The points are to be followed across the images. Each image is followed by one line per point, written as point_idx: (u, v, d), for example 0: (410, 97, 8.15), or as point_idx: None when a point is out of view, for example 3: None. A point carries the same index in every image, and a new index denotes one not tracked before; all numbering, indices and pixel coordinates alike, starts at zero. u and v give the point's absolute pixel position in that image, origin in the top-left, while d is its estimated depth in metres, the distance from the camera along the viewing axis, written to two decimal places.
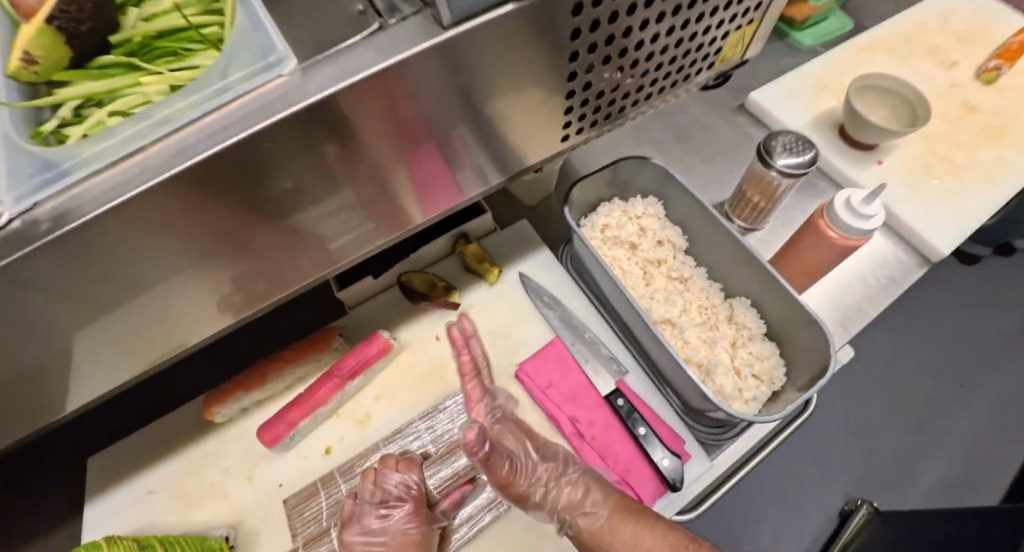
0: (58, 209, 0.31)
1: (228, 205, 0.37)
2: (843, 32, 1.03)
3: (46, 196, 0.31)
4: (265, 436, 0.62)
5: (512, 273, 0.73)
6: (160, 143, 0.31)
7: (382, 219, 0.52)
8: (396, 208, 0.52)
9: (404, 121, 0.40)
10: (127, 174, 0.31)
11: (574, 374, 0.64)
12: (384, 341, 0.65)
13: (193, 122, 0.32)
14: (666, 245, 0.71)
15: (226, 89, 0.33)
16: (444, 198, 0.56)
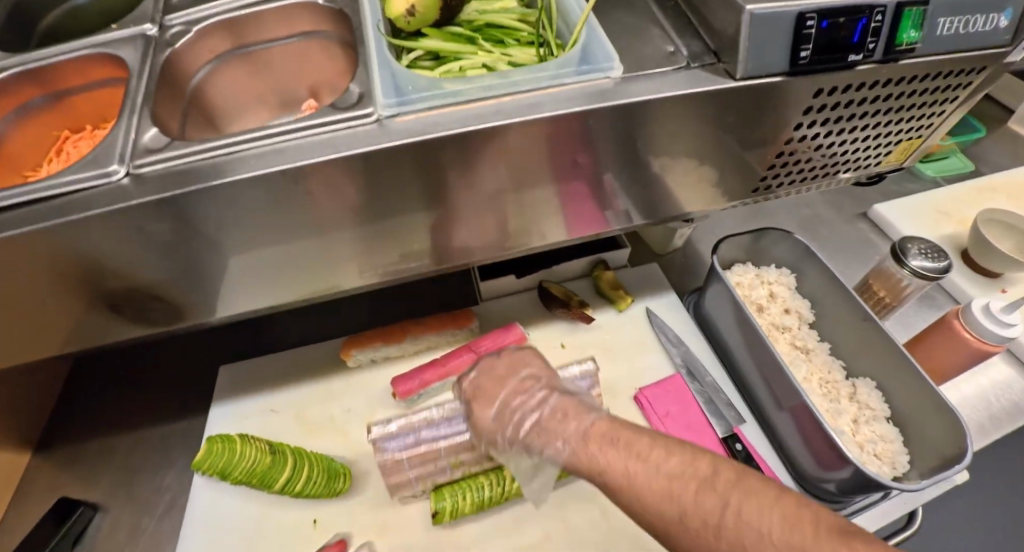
0: (414, 124, 0.40)
1: (509, 173, 0.46)
2: (962, 174, 1.03)
3: (406, 111, 0.41)
4: (400, 386, 0.67)
5: (638, 307, 0.79)
6: (512, 98, 0.41)
7: (568, 226, 0.58)
8: (583, 216, 0.57)
9: (648, 141, 0.47)
10: (469, 113, 0.41)
11: (693, 410, 0.68)
12: (521, 333, 0.71)
13: (522, 93, 0.42)
14: (793, 314, 0.75)
15: (565, 75, 0.42)
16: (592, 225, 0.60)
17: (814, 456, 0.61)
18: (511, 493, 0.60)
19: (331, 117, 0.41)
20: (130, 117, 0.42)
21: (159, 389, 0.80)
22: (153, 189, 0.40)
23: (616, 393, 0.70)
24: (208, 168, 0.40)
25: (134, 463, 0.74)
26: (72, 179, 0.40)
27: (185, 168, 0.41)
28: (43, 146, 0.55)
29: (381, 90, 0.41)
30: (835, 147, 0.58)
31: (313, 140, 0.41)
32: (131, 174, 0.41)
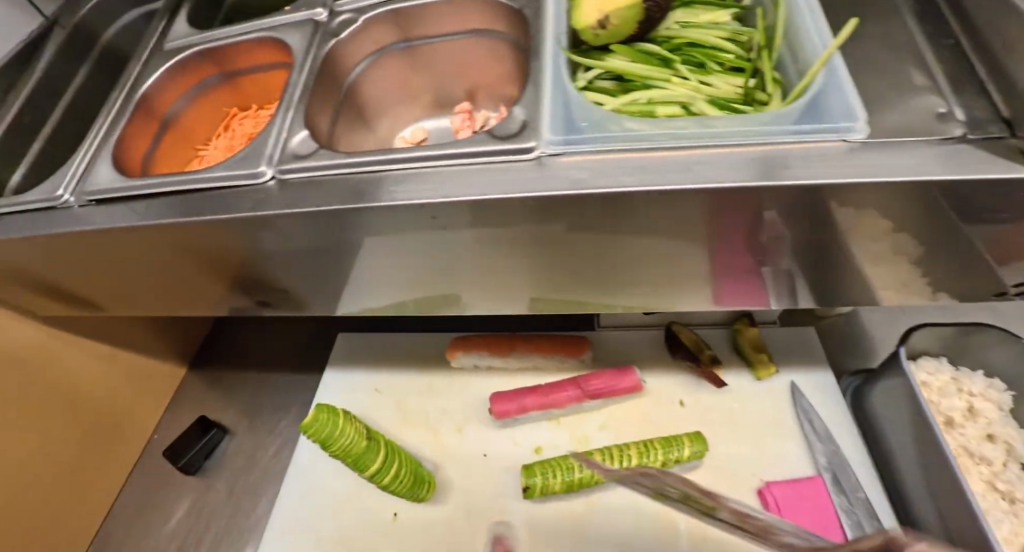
0: (583, 167, 0.35)
1: (656, 237, 0.39)
2: None
3: (577, 152, 0.36)
4: (496, 405, 0.63)
5: (782, 378, 0.67)
6: (702, 153, 0.34)
7: (716, 292, 0.49)
8: (739, 290, 0.48)
9: (871, 225, 0.36)
10: (644, 166, 0.35)
11: (831, 529, 0.55)
12: (636, 381, 0.64)
13: (714, 146, 0.35)
14: (999, 444, 0.58)
15: (776, 130, 0.35)
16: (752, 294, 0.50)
17: None
18: (669, 459, 0.58)
19: (487, 147, 0.37)
20: (283, 117, 0.44)
21: (294, 341, 0.87)
22: (292, 197, 0.40)
23: (735, 479, 0.60)
24: (345, 185, 0.39)
25: (259, 401, 0.82)
26: (223, 173, 0.43)
27: (325, 178, 0.41)
28: (212, 121, 0.60)
29: (551, 125, 0.37)
30: None
31: (454, 171, 0.38)
32: (275, 178, 0.42)
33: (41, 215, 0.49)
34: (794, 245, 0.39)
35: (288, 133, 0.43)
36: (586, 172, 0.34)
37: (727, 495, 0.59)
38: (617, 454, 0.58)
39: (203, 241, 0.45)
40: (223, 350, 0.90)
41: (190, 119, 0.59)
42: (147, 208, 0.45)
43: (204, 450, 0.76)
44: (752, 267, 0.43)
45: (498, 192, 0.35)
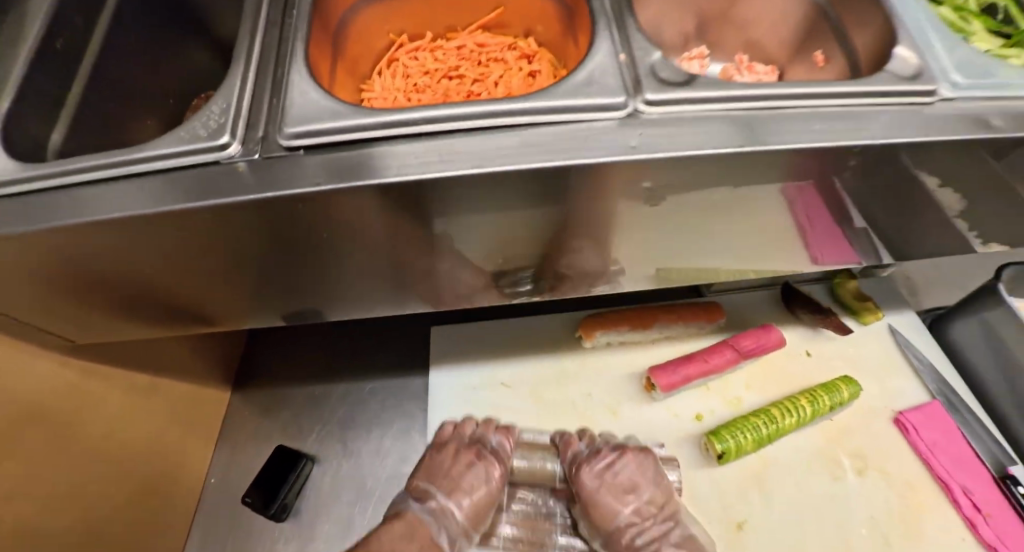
0: (980, 112, 0.37)
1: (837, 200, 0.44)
2: None
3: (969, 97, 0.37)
4: (662, 378, 0.62)
5: (880, 323, 0.73)
6: None
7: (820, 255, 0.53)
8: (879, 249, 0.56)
9: None
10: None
11: (962, 443, 0.63)
12: (780, 337, 0.66)
13: None
14: None
15: None
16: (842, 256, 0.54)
17: None
18: (834, 403, 0.61)
19: (891, 87, 0.36)
20: (611, 36, 0.36)
21: (369, 342, 0.76)
22: (661, 136, 0.32)
23: (871, 412, 0.66)
24: (726, 122, 0.33)
25: (343, 416, 0.70)
26: (570, 103, 0.32)
27: (695, 116, 0.34)
28: (372, 50, 0.44)
29: (939, 68, 0.37)
30: None
31: (846, 110, 0.35)
32: (634, 113, 0.33)
33: (203, 180, 0.32)
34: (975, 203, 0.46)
35: (637, 54, 0.35)
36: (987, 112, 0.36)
37: (871, 429, 0.64)
38: (792, 405, 0.60)
39: (494, 203, 0.35)
40: (280, 361, 0.76)
41: (358, 39, 0.42)
42: (432, 151, 0.32)
43: (298, 485, 0.64)
44: (888, 229, 0.48)
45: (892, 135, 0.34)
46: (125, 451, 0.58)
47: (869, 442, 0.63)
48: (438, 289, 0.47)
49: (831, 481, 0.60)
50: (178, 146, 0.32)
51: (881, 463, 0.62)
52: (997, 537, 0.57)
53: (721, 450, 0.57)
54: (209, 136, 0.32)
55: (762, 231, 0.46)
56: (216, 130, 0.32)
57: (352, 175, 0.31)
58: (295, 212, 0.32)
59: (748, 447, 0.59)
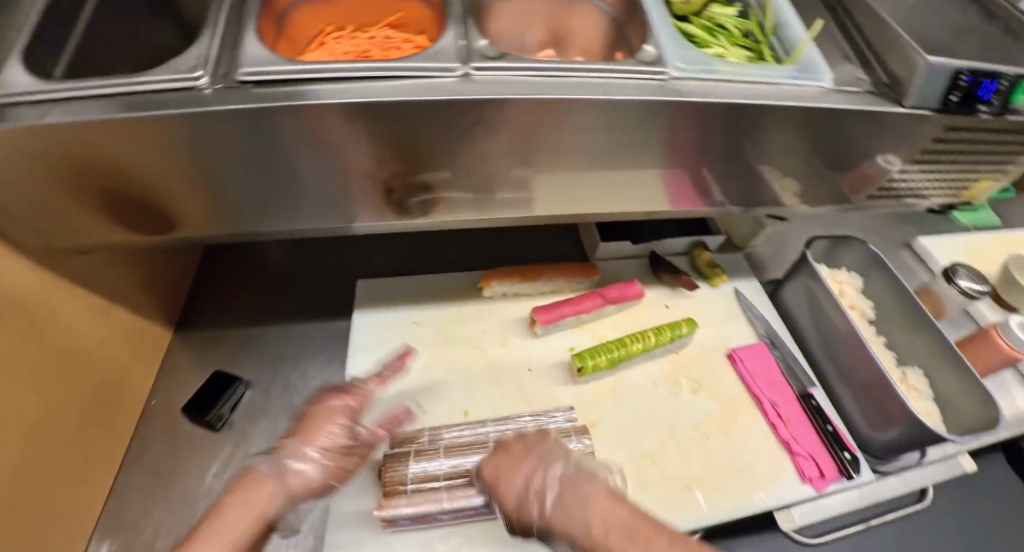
0: (705, 85, 0.61)
1: (670, 178, 0.73)
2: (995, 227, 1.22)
3: (688, 78, 0.61)
4: (541, 314, 0.77)
5: (728, 288, 0.91)
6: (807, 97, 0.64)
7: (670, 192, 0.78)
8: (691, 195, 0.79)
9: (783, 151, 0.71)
10: (732, 88, 0.62)
11: (776, 371, 0.81)
12: (640, 290, 0.82)
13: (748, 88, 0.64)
14: (858, 310, 0.89)
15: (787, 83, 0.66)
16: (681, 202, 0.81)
17: (869, 421, 0.78)
18: (674, 336, 0.79)
19: (638, 70, 0.59)
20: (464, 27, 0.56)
21: (305, 296, 0.88)
22: (481, 89, 0.53)
23: (709, 349, 0.83)
24: (526, 84, 0.55)
25: (274, 354, 0.81)
26: (418, 69, 0.54)
27: (508, 79, 0.55)
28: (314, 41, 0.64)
29: (675, 61, 0.61)
30: (923, 174, 0.81)
31: (606, 83, 0.58)
32: (464, 76, 0.54)
33: (177, 92, 0.50)
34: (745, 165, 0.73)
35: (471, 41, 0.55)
36: (693, 87, 0.60)
37: (709, 361, 0.81)
38: (639, 335, 0.77)
39: (370, 117, 0.52)
40: (220, 311, 0.87)
41: (296, 24, 0.61)
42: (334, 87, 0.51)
43: (232, 402, 0.74)
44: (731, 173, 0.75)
45: (644, 96, 0.58)
46: (94, 343, 0.67)
47: (705, 370, 0.80)
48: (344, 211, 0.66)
49: (670, 394, 0.76)
50: (160, 77, 0.50)
51: (713, 384, 0.79)
52: (791, 436, 0.74)
53: (581, 366, 0.72)
54: (187, 71, 0.50)
55: (632, 188, 0.73)
56: (193, 68, 0.51)
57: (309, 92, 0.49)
58: (233, 121, 0.50)
59: (602, 365, 0.74)
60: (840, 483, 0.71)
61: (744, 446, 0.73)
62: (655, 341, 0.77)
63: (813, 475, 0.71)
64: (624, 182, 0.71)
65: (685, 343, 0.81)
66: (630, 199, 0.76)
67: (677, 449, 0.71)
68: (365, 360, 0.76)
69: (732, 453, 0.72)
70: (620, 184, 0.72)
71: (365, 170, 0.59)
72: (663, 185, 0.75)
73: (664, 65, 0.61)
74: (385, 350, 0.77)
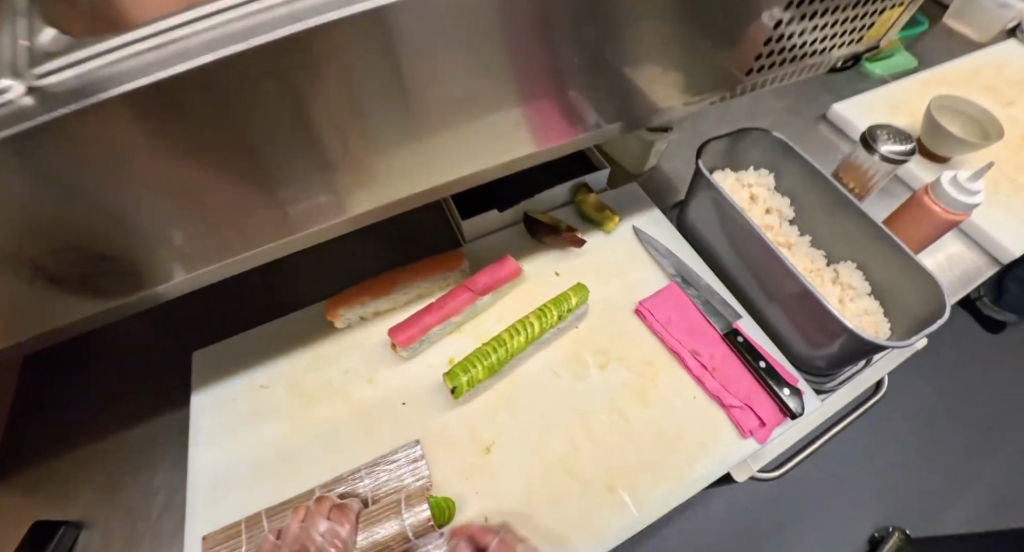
0: None
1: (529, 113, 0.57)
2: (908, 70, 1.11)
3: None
4: (399, 335, 0.63)
5: (626, 228, 0.78)
6: None
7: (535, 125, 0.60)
8: (551, 121, 0.61)
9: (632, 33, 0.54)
10: None
11: (693, 313, 0.69)
12: (515, 266, 0.69)
13: None
14: (774, 213, 0.78)
15: None
16: (553, 134, 0.63)
17: (805, 338, 0.67)
18: (563, 313, 0.65)
19: None
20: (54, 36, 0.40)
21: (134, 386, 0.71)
22: (74, 95, 0.36)
23: (617, 308, 0.70)
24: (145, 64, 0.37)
25: (109, 473, 0.65)
26: None
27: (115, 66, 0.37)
28: None
29: None
30: (814, 24, 0.66)
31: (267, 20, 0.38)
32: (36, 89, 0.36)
33: None
34: (599, 66, 0.56)
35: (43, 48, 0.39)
36: None
37: (618, 323, 0.69)
38: (520, 324, 0.63)
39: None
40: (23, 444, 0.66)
41: None
42: None
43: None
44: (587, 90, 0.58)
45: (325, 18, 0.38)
46: None
47: (614, 335, 0.68)
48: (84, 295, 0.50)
49: (575, 379, 0.64)
50: None
51: (625, 350, 0.66)
52: (720, 386, 0.63)
53: (454, 387, 0.59)
54: None
55: (465, 142, 0.56)
56: None
57: None
58: None
59: (482, 376, 0.61)
60: (784, 425, 0.61)
61: (669, 414, 0.61)
62: (541, 326, 0.64)
63: (753, 425, 0.60)
64: (444, 136, 0.53)
65: (584, 312, 0.69)
66: (473, 153, 0.58)
67: (591, 446, 0.59)
68: (209, 453, 0.62)
69: (657, 426, 0.60)
70: (440, 145, 0.54)
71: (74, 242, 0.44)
72: (517, 123, 0.58)
73: None
74: (232, 431, 0.63)
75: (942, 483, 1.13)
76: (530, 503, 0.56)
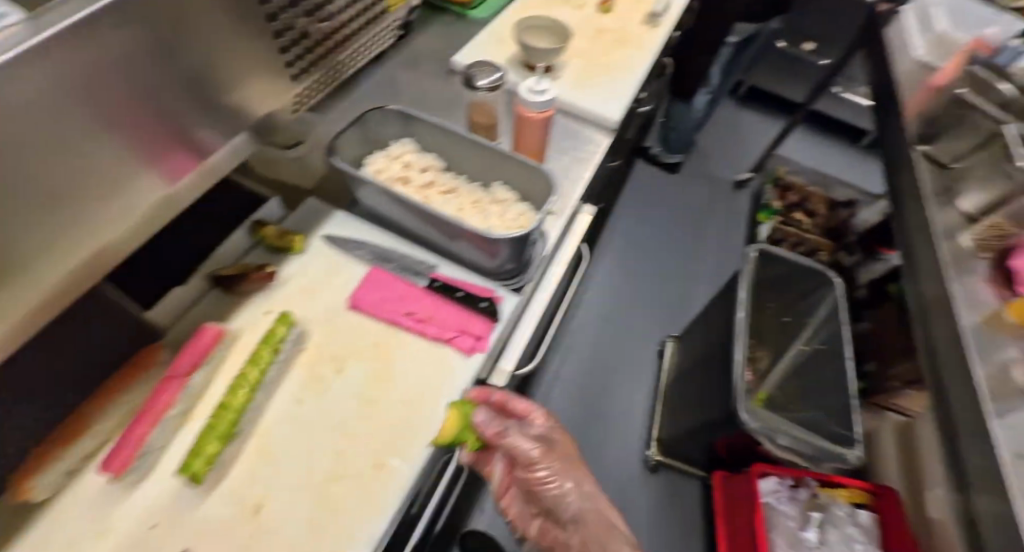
0: None
1: (135, 162, 0.52)
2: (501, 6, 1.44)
3: None
4: (110, 465, 0.58)
5: (317, 240, 0.84)
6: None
7: (154, 172, 0.55)
8: (166, 160, 0.56)
9: (177, 57, 0.52)
10: None
11: (396, 283, 0.76)
12: (216, 329, 0.70)
13: None
14: (430, 170, 0.90)
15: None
16: (174, 173, 0.58)
17: (485, 254, 0.79)
18: (281, 346, 0.68)
19: None
20: None
21: None
22: None
23: (333, 314, 0.74)
24: None
25: None
26: None
27: None
28: None
29: None
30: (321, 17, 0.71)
31: None
32: None
33: None
34: (176, 107, 0.54)
35: None
36: None
37: (338, 327, 0.73)
38: (239, 380, 0.63)
39: None
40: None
41: None
42: None
43: None
44: (176, 124, 0.55)
45: None
46: None
47: (341, 339, 0.72)
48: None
49: (318, 397, 0.66)
50: None
51: (353, 345, 0.71)
52: (436, 327, 0.71)
53: (189, 477, 0.56)
54: None
55: (69, 233, 0.48)
56: None
57: None
58: None
59: (216, 447, 0.59)
60: (496, 329, 0.72)
61: (408, 375, 0.68)
62: (261, 370, 0.65)
63: (471, 343, 0.70)
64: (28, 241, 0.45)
65: (304, 334, 0.71)
66: (87, 242, 0.51)
67: (352, 441, 0.62)
68: None
69: (400, 392, 0.66)
70: (35, 254, 0.46)
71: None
72: (125, 181, 0.52)
73: None
74: None
75: (643, 311, 1.80)
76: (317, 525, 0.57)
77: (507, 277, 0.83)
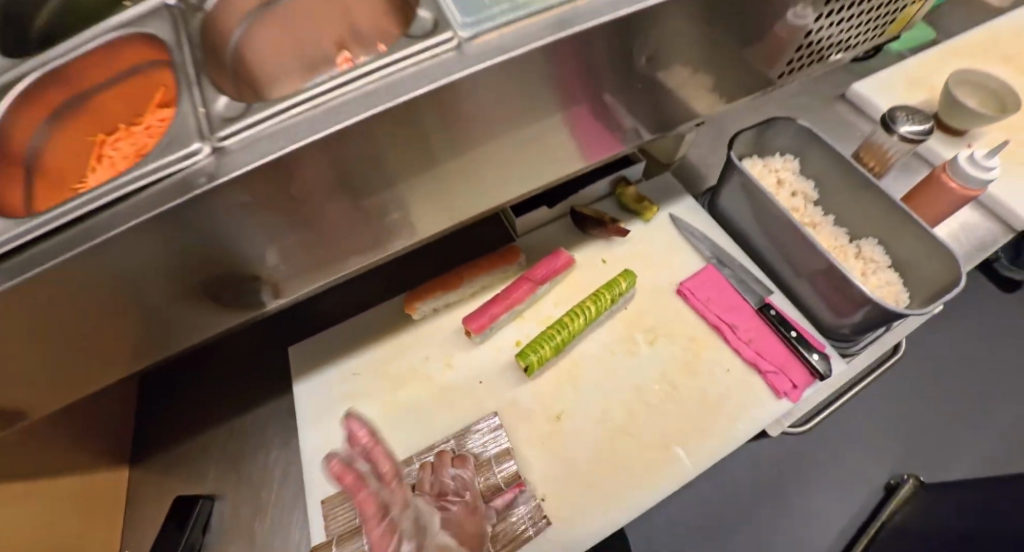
0: (494, 40, 0.49)
1: (568, 124, 0.62)
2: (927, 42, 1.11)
3: (480, 33, 0.49)
4: (473, 324, 0.72)
5: (663, 214, 0.85)
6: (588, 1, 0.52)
7: (577, 145, 0.68)
8: (591, 141, 0.70)
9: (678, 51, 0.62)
10: (555, 18, 0.51)
11: (730, 291, 0.77)
12: (568, 257, 0.77)
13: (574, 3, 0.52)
14: (800, 195, 0.83)
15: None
16: (592, 149, 0.72)
17: (830, 307, 0.75)
18: (615, 297, 0.74)
19: (417, 46, 0.48)
20: (197, 89, 0.47)
21: (230, 380, 0.80)
22: (246, 152, 0.44)
23: (659, 291, 0.78)
24: (300, 126, 0.45)
25: (230, 452, 0.75)
26: (158, 165, 0.43)
27: (272, 129, 0.45)
28: (80, 155, 0.51)
29: (457, 17, 0.50)
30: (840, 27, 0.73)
31: (386, 84, 0.47)
32: (216, 150, 0.44)
33: None
34: (637, 91, 0.64)
35: (209, 104, 0.46)
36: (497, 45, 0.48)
37: (661, 305, 0.77)
38: (579, 309, 0.72)
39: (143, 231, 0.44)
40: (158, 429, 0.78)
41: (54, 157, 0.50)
42: (55, 245, 0.42)
43: (202, 524, 0.67)
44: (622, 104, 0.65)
45: (447, 76, 0.47)
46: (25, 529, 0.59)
47: (659, 316, 0.76)
48: (199, 317, 0.59)
49: (626, 357, 0.73)
50: None
51: (668, 328, 0.75)
52: (755, 352, 0.72)
53: (525, 365, 0.68)
54: None
55: (518, 165, 0.64)
56: None
57: (68, 246, 0.42)
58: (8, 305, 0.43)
59: (550, 355, 0.70)
60: (814, 386, 0.70)
61: (712, 384, 0.71)
62: (594, 310, 0.72)
63: (787, 387, 0.69)
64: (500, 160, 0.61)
65: (629, 297, 0.77)
66: (523, 175, 0.67)
67: (646, 411, 0.69)
68: (318, 433, 0.71)
69: (700, 395, 0.70)
70: (494, 170, 0.62)
71: (204, 272, 0.52)
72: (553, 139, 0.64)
73: (449, 28, 0.49)
74: (332, 417, 0.72)
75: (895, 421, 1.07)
76: (599, 461, 0.66)
77: (836, 338, 0.77)
